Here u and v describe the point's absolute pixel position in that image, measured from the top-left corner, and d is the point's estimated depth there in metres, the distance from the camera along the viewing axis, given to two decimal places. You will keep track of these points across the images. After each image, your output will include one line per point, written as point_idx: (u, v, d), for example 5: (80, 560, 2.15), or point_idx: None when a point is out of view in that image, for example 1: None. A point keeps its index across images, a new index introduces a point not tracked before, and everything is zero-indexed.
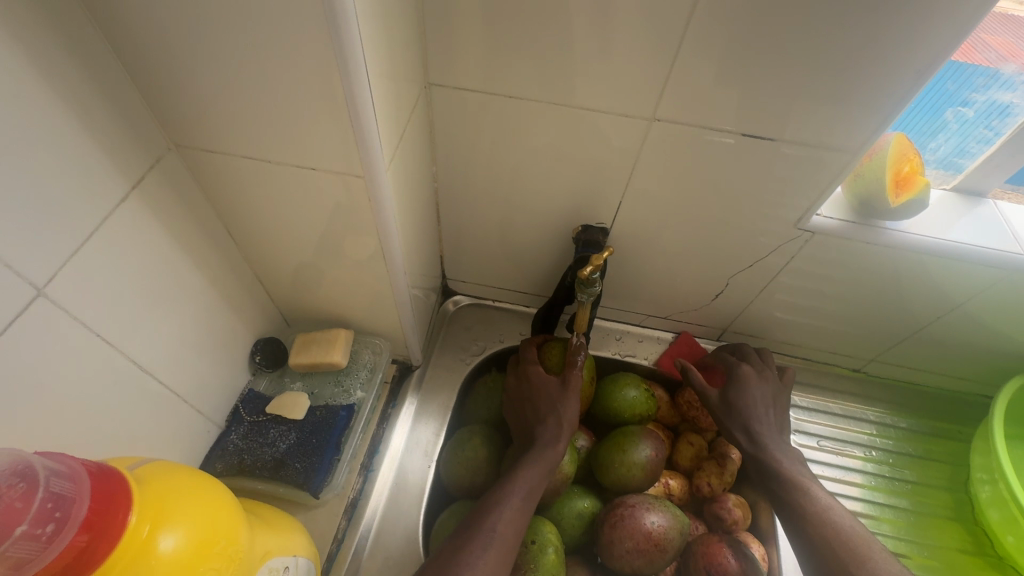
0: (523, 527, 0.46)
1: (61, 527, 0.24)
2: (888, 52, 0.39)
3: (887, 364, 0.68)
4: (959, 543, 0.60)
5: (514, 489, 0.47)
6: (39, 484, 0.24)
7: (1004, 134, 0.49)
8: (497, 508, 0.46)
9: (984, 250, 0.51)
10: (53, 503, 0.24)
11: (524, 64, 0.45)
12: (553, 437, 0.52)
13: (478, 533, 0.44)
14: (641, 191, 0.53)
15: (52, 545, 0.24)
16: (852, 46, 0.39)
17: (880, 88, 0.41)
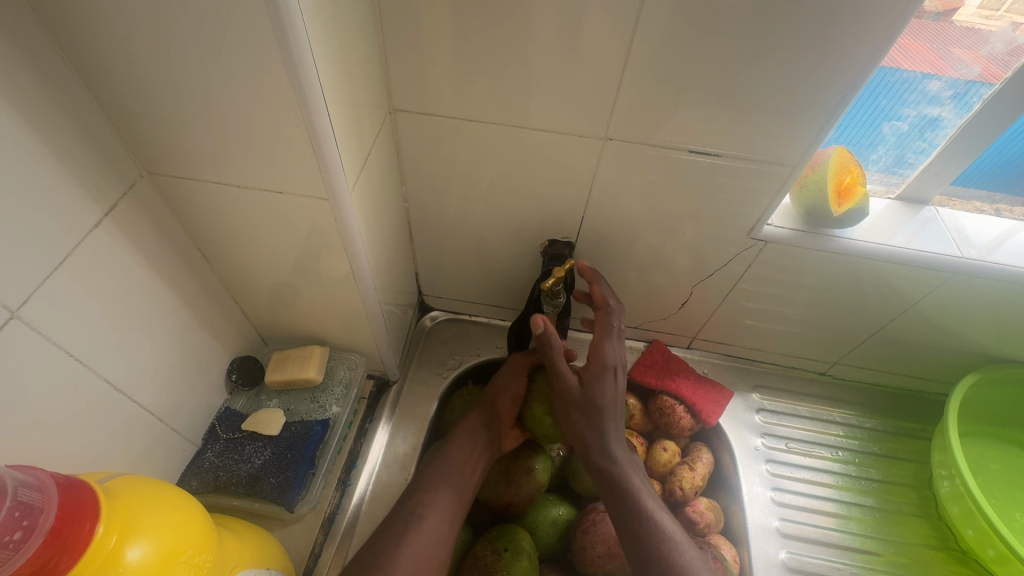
0: (447, 508, 0.49)
1: (27, 535, 0.25)
2: (814, 72, 0.42)
3: (850, 367, 0.71)
4: (925, 539, 0.62)
5: (439, 473, 0.51)
6: (8, 494, 0.25)
7: (938, 145, 0.53)
8: (420, 495, 0.49)
9: (928, 254, 0.54)
10: (21, 512, 0.25)
11: (483, 88, 0.47)
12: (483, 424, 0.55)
13: (400, 518, 0.47)
14: (601, 206, 0.56)
15: (18, 553, 0.25)
16: (779, 67, 0.42)
17: (811, 106, 0.44)
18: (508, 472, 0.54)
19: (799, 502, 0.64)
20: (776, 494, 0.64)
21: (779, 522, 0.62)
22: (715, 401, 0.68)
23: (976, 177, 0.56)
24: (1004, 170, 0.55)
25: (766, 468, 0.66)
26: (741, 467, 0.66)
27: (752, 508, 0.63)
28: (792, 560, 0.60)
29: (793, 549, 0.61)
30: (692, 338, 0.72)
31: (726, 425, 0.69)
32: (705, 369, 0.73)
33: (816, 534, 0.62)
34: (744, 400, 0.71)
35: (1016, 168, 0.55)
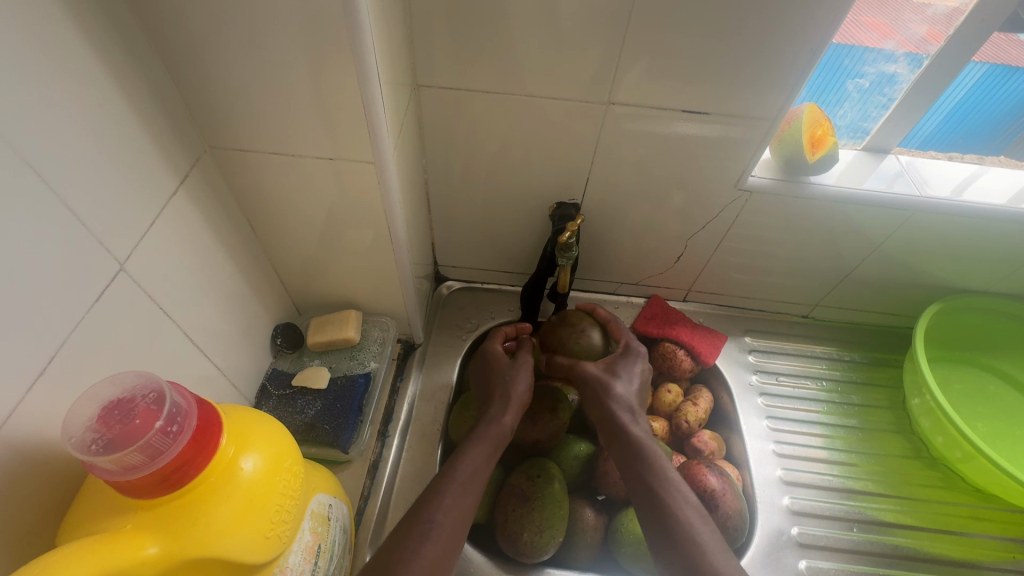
0: (464, 514, 0.48)
1: (180, 430, 0.30)
2: (802, 30, 0.47)
3: (829, 308, 0.79)
4: (901, 450, 0.70)
5: (453, 477, 0.50)
6: (164, 396, 0.30)
7: (896, 99, 0.60)
8: (437, 498, 0.48)
9: (894, 195, 0.61)
10: (175, 410, 0.30)
11: (501, 62, 0.51)
12: (497, 414, 0.56)
13: (416, 526, 0.45)
14: (604, 170, 0.61)
15: (176, 442, 0.30)
16: (773, 27, 0.47)
17: (794, 66, 0.49)
18: (533, 413, 0.60)
19: (791, 428, 0.71)
20: (771, 422, 0.71)
21: (774, 445, 0.69)
22: (711, 344, 0.75)
23: (940, 144, 0.67)
24: (959, 140, 0.66)
25: (760, 401, 0.73)
26: (739, 401, 0.73)
27: (750, 436, 0.70)
28: (789, 475, 0.67)
29: (789, 466, 0.68)
30: (687, 291, 0.79)
31: (722, 366, 0.76)
32: (700, 319, 0.80)
33: (808, 453, 0.69)
34: (737, 343, 0.79)
35: (969, 140, 0.66)
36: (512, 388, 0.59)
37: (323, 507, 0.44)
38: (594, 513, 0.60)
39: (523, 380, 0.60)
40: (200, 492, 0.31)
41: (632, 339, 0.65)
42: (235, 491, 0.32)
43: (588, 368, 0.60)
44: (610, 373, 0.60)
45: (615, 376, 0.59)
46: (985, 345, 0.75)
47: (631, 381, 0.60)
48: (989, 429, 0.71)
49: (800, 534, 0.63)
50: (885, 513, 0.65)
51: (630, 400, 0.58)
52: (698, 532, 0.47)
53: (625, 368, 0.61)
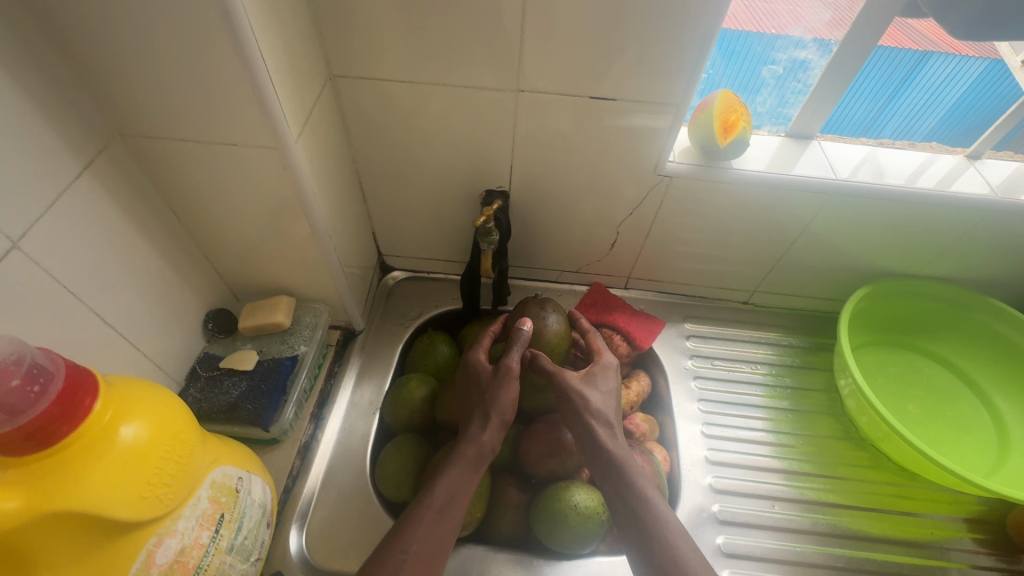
0: (438, 543, 0.49)
1: (44, 389, 0.32)
2: (693, 13, 0.48)
3: (768, 294, 0.80)
4: (831, 431, 0.71)
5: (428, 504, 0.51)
6: (30, 357, 0.32)
7: (811, 85, 0.62)
8: (411, 528, 0.49)
9: (807, 179, 0.63)
10: (39, 371, 0.32)
11: (409, 50, 0.53)
12: (478, 433, 0.56)
13: (388, 560, 0.47)
14: (525, 156, 0.63)
15: (39, 400, 0.32)
16: (664, 11, 0.48)
17: (691, 49, 0.51)
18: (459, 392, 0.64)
19: (723, 410, 0.72)
20: (703, 404, 0.73)
21: (704, 427, 0.71)
22: (648, 329, 0.77)
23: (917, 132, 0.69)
24: (933, 122, 0.68)
25: (694, 384, 0.74)
26: (673, 384, 0.74)
27: (681, 418, 0.71)
28: (714, 454, 0.68)
29: (716, 446, 0.69)
30: (627, 278, 0.80)
31: (659, 351, 0.77)
32: (642, 305, 0.82)
33: (737, 434, 0.70)
34: (677, 328, 0.80)
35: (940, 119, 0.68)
36: (495, 404, 0.57)
37: (231, 480, 0.46)
38: (518, 492, 0.61)
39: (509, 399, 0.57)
40: (68, 454, 0.33)
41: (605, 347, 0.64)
42: (108, 455, 0.34)
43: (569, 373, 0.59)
44: (587, 383, 0.59)
45: (593, 387, 0.59)
46: (926, 329, 0.75)
47: (607, 393, 0.59)
48: (921, 410, 0.72)
49: (720, 510, 0.64)
50: (808, 492, 0.66)
51: (607, 413, 0.58)
52: (682, 547, 0.49)
53: (602, 379, 0.60)
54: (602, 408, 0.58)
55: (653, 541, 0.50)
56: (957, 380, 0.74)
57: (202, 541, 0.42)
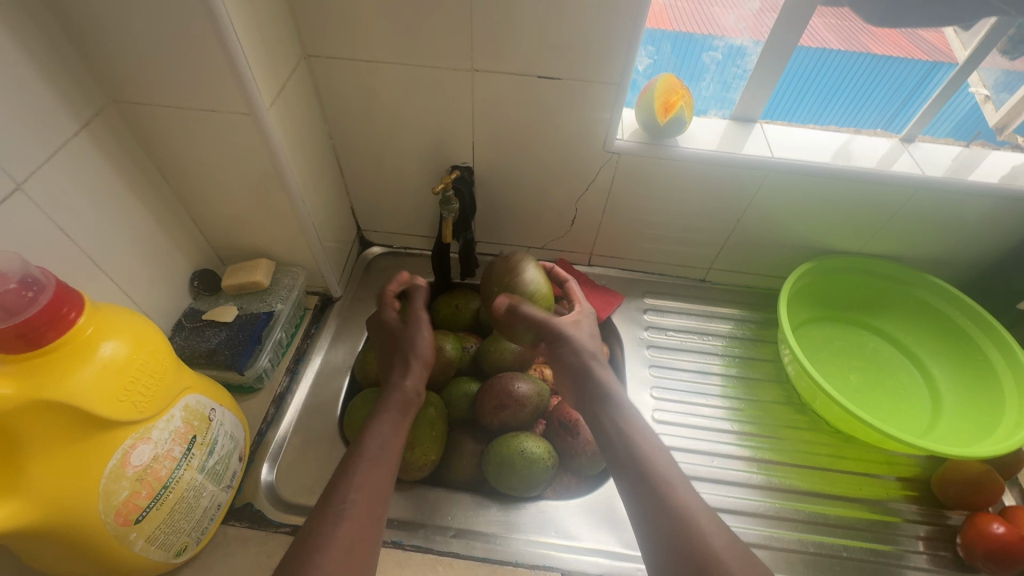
0: (379, 488, 0.48)
1: (38, 295, 0.38)
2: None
3: (722, 272, 0.85)
4: (774, 396, 0.76)
5: (362, 450, 0.50)
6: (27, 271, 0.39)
7: (749, 70, 0.67)
8: (349, 476, 0.48)
9: (748, 156, 0.67)
10: (34, 282, 0.39)
11: (374, 33, 0.59)
12: (401, 379, 0.58)
13: (328, 511, 0.45)
14: (484, 133, 0.69)
15: (33, 303, 0.38)
16: None
17: (623, 31, 0.56)
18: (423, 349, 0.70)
19: (673, 375, 0.77)
20: (655, 370, 0.77)
21: (655, 390, 0.75)
22: (607, 302, 0.82)
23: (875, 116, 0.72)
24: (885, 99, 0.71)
25: (648, 352, 0.79)
26: (628, 352, 0.79)
27: (633, 381, 0.76)
28: (661, 414, 0.73)
29: (664, 407, 0.74)
30: (590, 255, 0.86)
31: (618, 321, 0.82)
32: (603, 281, 0.87)
33: (685, 397, 0.75)
34: (636, 302, 0.85)
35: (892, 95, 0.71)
36: (414, 350, 0.61)
37: (204, 409, 0.52)
38: (474, 444, 0.66)
39: (428, 341, 0.63)
40: (54, 357, 0.39)
41: (581, 294, 0.68)
42: (88, 363, 0.40)
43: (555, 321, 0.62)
44: (570, 325, 0.63)
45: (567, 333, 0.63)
46: (869, 305, 0.80)
47: (592, 334, 0.64)
48: (861, 379, 0.75)
49: None
50: (746, 449, 0.71)
51: (594, 350, 0.62)
52: (678, 493, 0.48)
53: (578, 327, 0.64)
54: (589, 346, 0.62)
55: (651, 486, 0.49)
56: (898, 353, 0.78)
57: (173, 454, 0.47)
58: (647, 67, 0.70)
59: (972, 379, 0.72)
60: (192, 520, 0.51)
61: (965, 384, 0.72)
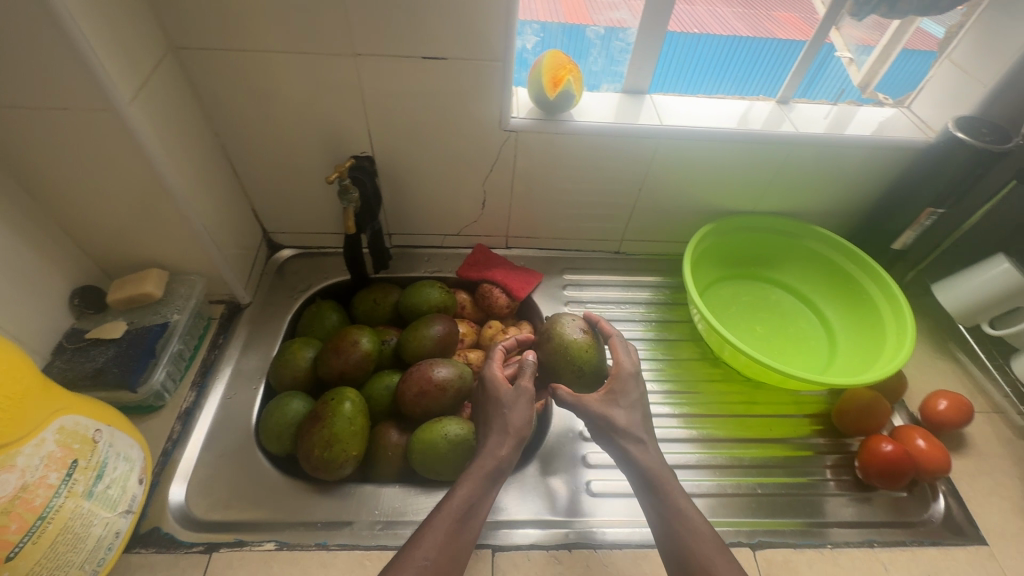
0: (455, 552, 0.50)
1: None
2: None
3: (634, 242, 0.88)
4: (690, 354, 0.80)
5: (443, 508, 0.52)
6: None
7: (631, 42, 0.70)
8: (424, 538, 0.50)
9: (636, 126, 0.70)
10: None
11: (242, 19, 0.57)
12: (497, 444, 0.57)
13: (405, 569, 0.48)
14: (378, 120, 0.68)
15: None
16: None
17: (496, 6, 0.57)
18: (338, 346, 0.68)
19: None
20: None
21: None
22: (526, 282, 0.83)
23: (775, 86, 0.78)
24: (769, 75, 0.77)
25: None
26: None
27: None
28: None
29: None
30: (506, 237, 0.86)
31: (539, 300, 0.84)
32: (522, 262, 0.88)
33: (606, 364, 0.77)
34: (555, 280, 0.87)
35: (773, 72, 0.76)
36: (509, 421, 0.58)
37: (86, 430, 0.48)
38: (399, 434, 0.66)
39: (522, 413, 0.59)
40: None
41: (624, 355, 0.63)
42: None
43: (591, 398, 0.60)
44: (608, 403, 0.60)
45: (614, 405, 0.59)
46: (768, 260, 0.85)
47: (630, 408, 0.60)
48: (767, 328, 0.80)
49: None
50: (665, 405, 0.74)
51: (634, 429, 0.58)
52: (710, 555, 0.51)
53: (624, 396, 0.60)
54: (628, 425, 0.58)
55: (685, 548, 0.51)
56: (797, 301, 0.83)
57: (49, 481, 0.44)
58: (535, 45, 0.71)
59: (858, 316, 0.78)
60: (82, 551, 0.47)
61: (853, 321, 0.78)
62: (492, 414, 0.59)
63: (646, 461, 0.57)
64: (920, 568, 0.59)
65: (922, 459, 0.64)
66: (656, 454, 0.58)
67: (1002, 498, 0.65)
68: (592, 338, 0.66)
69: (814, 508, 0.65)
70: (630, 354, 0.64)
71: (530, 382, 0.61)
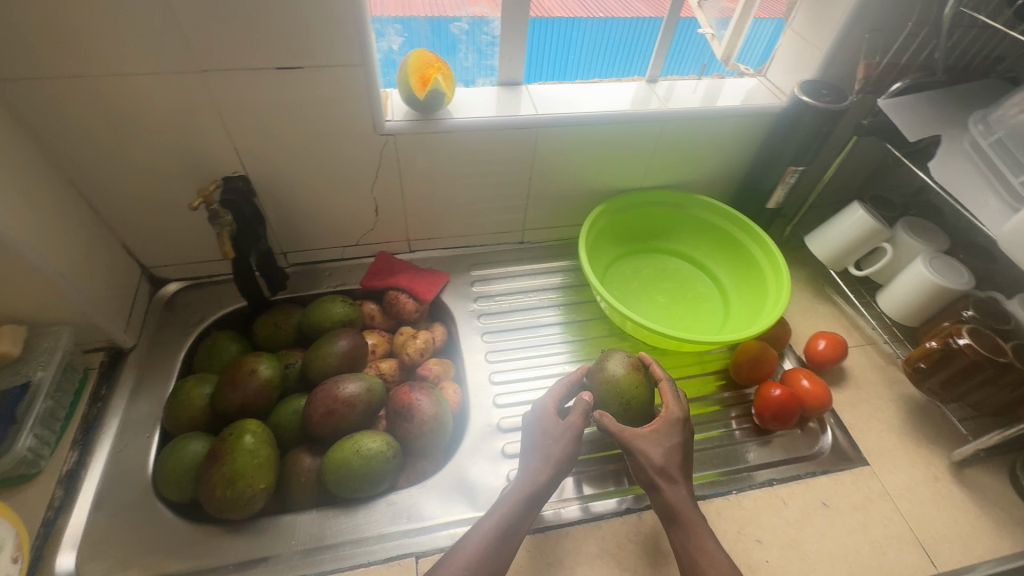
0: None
1: None
2: None
3: (536, 230, 0.90)
4: (598, 332, 0.82)
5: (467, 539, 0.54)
6: None
7: (497, 36, 0.72)
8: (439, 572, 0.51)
9: (513, 118, 0.71)
10: None
11: (60, 45, 0.52)
12: (535, 472, 0.59)
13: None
14: (243, 138, 0.65)
15: None
16: None
17: (340, 10, 0.56)
18: (234, 377, 0.64)
19: (505, 337, 0.80)
20: (487, 336, 0.80)
21: (490, 355, 0.78)
22: (432, 283, 0.83)
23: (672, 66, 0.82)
24: (636, 57, 0.80)
25: (479, 322, 0.82)
26: (461, 326, 0.81)
27: (469, 352, 0.78)
28: (497, 376, 0.76)
29: (499, 369, 0.77)
30: (408, 241, 0.85)
31: (448, 299, 0.84)
32: (428, 264, 0.87)
33: (518, 354, 0.78)
34: (463, 277, 0.87)
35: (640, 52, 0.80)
36: (553, 450, 0.60)
37: None
38: (312, 457, 0.64)
39: (566, 444, 0.60)
40: None
41: (673, 401, 0.62)
42: None
43: (633, 438, 0.59)
44: (650, 440, 0.59)
45: (656, 445, 0.59)
46: (662, 232, 0.89)
47: (671, 450, 0.59)
48: (667, 297, 0.84)
49: (504, 421, 0.71)
50: None
51: (670, 469, 0.58)
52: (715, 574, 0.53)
53: (667, 438, 0.60)
54: (663, 464, 0.58)
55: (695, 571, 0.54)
56: (693, 268, 0.88)
57: None
58: (401, 45, 0.70)
59: (744, 274, 0.84)
60: None
61: (741, 279, 0.84)
62: (535, 442, 0.62)
63: (658, 477, 0.58)
64: (814, 497, 0.64)
65: (807, 399, 0.70)
66: (685, 493, 0.58)
67: (879, 421, 0.72)
68: (643, 377, 0.64)
69: (732, 457, 0.68)
70: (677, 399, 0.63)
71: (579, 416, 0.61)
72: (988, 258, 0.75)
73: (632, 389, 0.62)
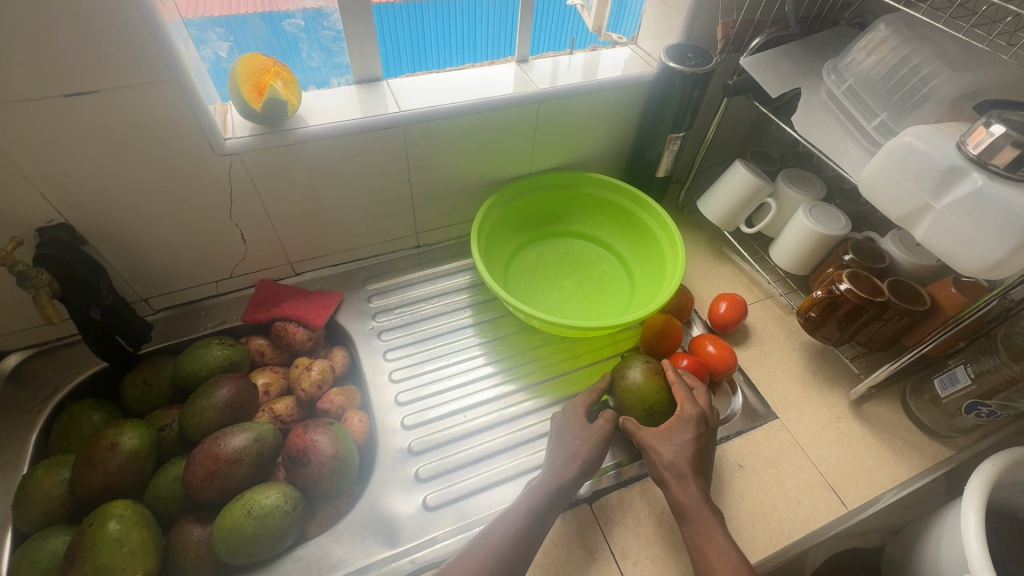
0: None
1: None
2: None
3: (430, 232, 0.85)
4: (508, 329, 0.79)
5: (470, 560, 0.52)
6: None
7: (340, 30, 0.66)
8: None
9: (376, 118, 0.65)
10: None
11: None
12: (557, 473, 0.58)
13: None
14: (51, 181, 0.55)
15: None
16: None
17: (132, 22, 0.48)
18: (90, 457, 0.56)
19: (410, 352, 0.75)
20: (390, 354, 0.75)
21: (394, 375, 0.73)
22: (323, 307, 0.76)
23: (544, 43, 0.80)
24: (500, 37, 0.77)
25: (380, 340, 0.76)
26: (361, 348, 0.75)
27: (371, 375, 0.73)
28: (403, 396, 0.71)
29: (406, 388, 0.72)
30: (290, 264, 0.78)
31: (344, 321, 0.78)
32: (318, 284, 0.81)
33: (425, 368, 0.74)
34: (358, 294, 0.81)
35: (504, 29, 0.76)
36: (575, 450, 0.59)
37: None
38: (202, 528, 0.57)
39: (589, 444, 0.60)
40: None
41: (689, 400, 0.62)
42: None
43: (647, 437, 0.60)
44: (661, 438, 0.59)
45: (669, 442, 0.59)
46: (559, 215, 0.87)
47: (683, 447, 0.58)
48: (573, 281, 0.82)
49: (414, 444, 0.67)
50: (490, 391, 0.72)
51: (680, 465, 0.57)
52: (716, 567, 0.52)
53: (681, 436, 0.59)
54: (673, 461, 0.58)
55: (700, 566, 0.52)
56: (595, 247, 0.87)
57: None
58: (231, 52, 0.62)
59: (644, 247, 0.83)
60: None
61: (642, 253, 0.83)
62: (562, 440, 0.61)
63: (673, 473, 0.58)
64: (731, 460, 0.65)
65: (714, 364, 0.70)
66: (696, 491, 0.56)
67: (784, 372, 0.74)
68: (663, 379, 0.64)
69: None
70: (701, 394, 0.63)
71: (605, 421, 0.62)
72: (859, 201, 0.78)
73: (652, 391, 0.62)
